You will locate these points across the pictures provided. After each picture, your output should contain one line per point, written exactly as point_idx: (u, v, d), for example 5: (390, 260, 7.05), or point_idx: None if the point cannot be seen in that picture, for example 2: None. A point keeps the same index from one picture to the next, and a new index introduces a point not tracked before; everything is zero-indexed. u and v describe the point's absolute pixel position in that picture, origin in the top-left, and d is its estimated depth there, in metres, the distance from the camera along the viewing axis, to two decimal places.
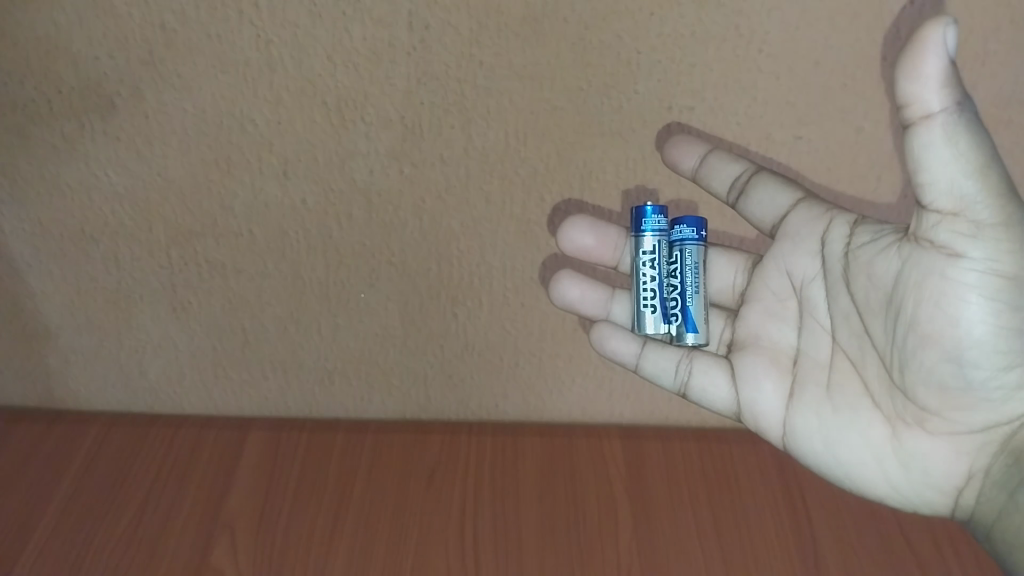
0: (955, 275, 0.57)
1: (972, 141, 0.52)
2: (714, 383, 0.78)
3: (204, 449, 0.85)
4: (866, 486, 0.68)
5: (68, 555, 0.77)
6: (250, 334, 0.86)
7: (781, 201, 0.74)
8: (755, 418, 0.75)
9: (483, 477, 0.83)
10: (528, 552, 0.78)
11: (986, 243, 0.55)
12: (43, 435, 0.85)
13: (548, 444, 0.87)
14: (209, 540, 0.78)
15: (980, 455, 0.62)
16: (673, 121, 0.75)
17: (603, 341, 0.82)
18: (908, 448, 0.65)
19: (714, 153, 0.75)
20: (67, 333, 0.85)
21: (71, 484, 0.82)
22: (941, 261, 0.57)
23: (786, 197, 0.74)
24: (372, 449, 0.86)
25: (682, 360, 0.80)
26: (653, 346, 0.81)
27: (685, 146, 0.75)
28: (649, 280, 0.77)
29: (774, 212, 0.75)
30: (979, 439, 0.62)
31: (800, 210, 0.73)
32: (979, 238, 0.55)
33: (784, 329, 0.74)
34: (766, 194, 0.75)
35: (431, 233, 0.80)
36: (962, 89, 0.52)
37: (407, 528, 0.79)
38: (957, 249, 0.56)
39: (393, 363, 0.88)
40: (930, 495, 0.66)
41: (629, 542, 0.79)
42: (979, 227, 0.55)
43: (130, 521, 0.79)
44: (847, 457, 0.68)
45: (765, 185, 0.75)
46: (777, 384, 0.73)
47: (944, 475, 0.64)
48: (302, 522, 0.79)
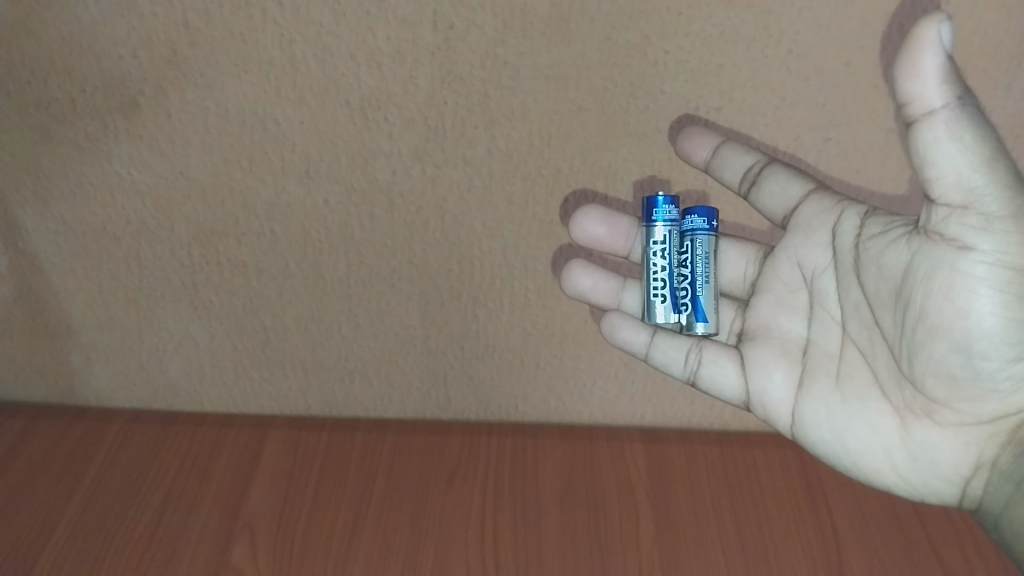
0: (965, 268, 0.55)
1: (977, 135, 0.52)
2: (724, 372, 0.77)
3: (224, 448, 0.85)
4: (875, 476, 0.67)
5: (89, 555, 0.77)
6: (270, 333, 0.85)
7: (793, 192, 0.72)
8: (764, 408, 0.73)
9: (502, 480, 0.83)
10: (547, 553, 0.78)
11: (995, 236, 0.54)
12: (65, 432, 0.86)
13: (568, 447, 0.87)
14: (228, 540, 0.78)
15: (988, 446, 0.61)
16: (686, 112, 0.74)
17: (614, 331, 0.81)
18: (916, 438, 0.64)
19: (727, 144, 0.73)
20: (89, 331, 0.85)
21: (92, 481, 0.82)
22: (951, 254, 0.56)
23: (798, 188, 0.72)
24: (390, 450, 0.85)
25: (692, 349, 0.78)
26: (664, 335, 0.79)
27: (698, 136, 0.73)
28: (660, 270, 0.76)
29: (785, 203, 0.73)
30: (989, 430, 0.61)
31: (812, 201, 0.71)
32: (989, 231, 0.54)
33: (794, 320, 0.72)
34: (778, 185, 0.73)
35: (453, 232, 0.79)
36: (961, 83, 0.52)
37: (427, 532, 0.79)
38: (966, 241, 0.55)
39: (413, 363, 0.87)
40: (939, 486, 0.64)
41: (649, 546, 0.78)
42: (988, 219, 0.54)
43: (151, 521, 0.79)
44: (855, 447, 0.67)
45: (776, 175, 0.73)
46: (787, 374, 0.71)
47: (952, 466, 0.63)
48: (321, 524, 0.79)
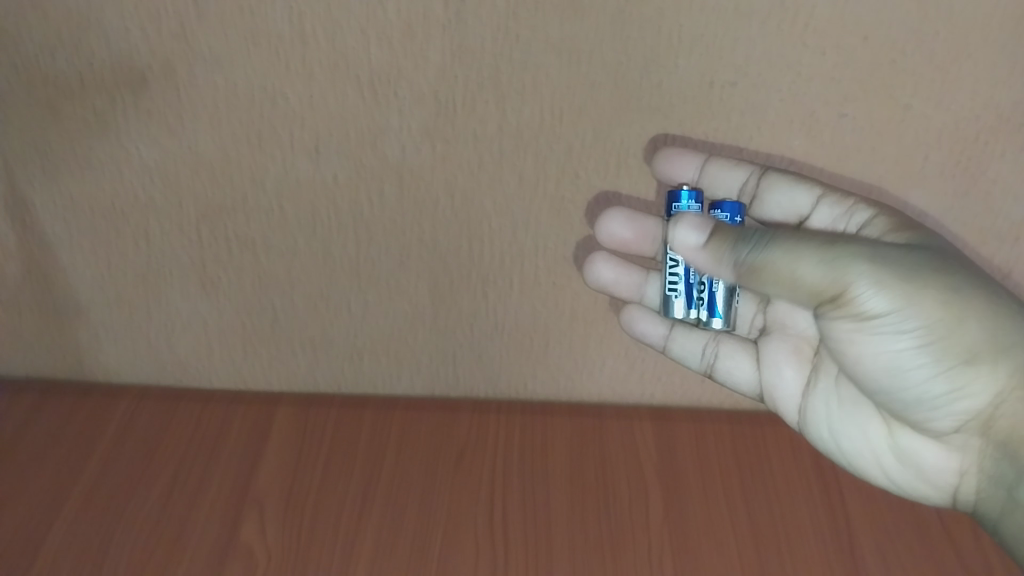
0: (853, 333, 0.66)
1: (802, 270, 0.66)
2: (740, 365, 0.83)
3: (233, 424, 0.85)
4: (869, 475, 0.73)
5: (98, 529, 0.76)
6: (279, 310, 0.85)
7: (796, 200, 0.78)
8: (774, 400, 0.80)
9: (511, 457, 0.83)
10: (558, 532, 0.77)
11: (864, 309, 0.64)
12: (75, 409, 0.86)
13: (578, 425, 0.87)
14: (238, 513, 0.77)
15: (969, 452, 0.66)
16: (661, 132, 0.75)
17: (632, 323, 0.83)
18: (902, 446, 0.69)
19: (712, 160, 0.75)
20: (97, 308, 0.85)
21: (103, 457, 0.82)
22: (835, 326, 0.67)
23: (801, 194, 0.77)
24: (400, 426, 0.86)
25: (709, 343, 0.84)
26: (681, 329, 0.83)
27: (675, 158, 0.74)
28: (677, 264, 0.75)
29: (795, 207, 0.78)
30: (965, 438, 0.66)
31: (822, 205, 0.76)
32: (857, 310, 0.64)
33: (808, 319, 0.78)
34: (780, 194, 0.78)
35: (463, 211, 0.79)
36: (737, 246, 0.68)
37: (436, 510, 0.78)
38: (845, 317, 0.65)
39: (422, 342, 0.87)
40: (930, 491, 0.70)
41: (660, 526, 0.78)
42: (849, 303, 0.64)
43: (159, 497, 0.79)
44: (849, 447, 0.73)
45: (780, 185, 0.77)
46: (797, 372, 0.78)
47: (940, 472, 0.68)
48: (330, 501, 0.78)
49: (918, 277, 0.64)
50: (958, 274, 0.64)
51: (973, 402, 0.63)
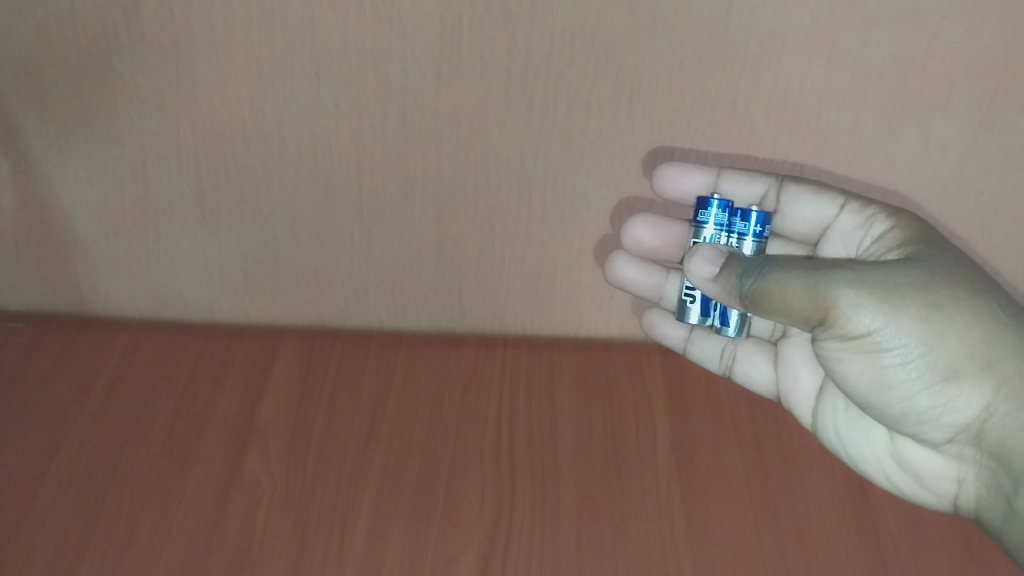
0: (847, 356, 0.66)
1: (797, 298, 0.65)
2: (757, 367, 0.84)
3: (237, 356, 0.85)
4: (874, 480, 0.74)
5: (102, 461, 0.75)
6: (281, 244, 0.83)
7: (823, 212, 0.76)
8: (789, 405, 0.81)
9: (518, 391, 0.83)
10: (565, 464, 0.77)
11: (855, 334, 0.64)
12: (76, 342, 0.85)
13: (585, 361, 0.87)
14: (244, 444, 0.77)
15: (966, 462, 0.67)
16: (660, 146, 0.76)
17: (653, 325, 0.87)
18: (903, 454, 0.70)
19: (725, 172, 0.76)
20: (95, 241, 0.83)
21: (105, 389, 0.81)
22: (829, 350, 0.67)
23: (826, 205, 0.76)
24: (407, 359, 0.86)
25: (727, 347, 0.85)
26: (699, 333, 0.85)
27: (687, 166, 0.75)
28: None
29: (820, 219, 0.77)
30: (960, 448, 0.66)
31: (846, 215, 0.75)
32: (848, 336, 0.64)
33: None
34: (807, 208, 0.77)
35: (469, 142, 0.76)
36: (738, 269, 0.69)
37: (443, 443, 0.78)
38: (837, 341, 0.65)
39: (427, 276, 0.85)
40: (931, 498, 0.70)
41: (667, 461, 0.78)
42: (841, 331, 0.64)
43: (163, 429, 0.78)
44: (855, 452, 0.75)
45: (798, 197, 0.76)
46: (814, 375, 0.79)
47: (940, 481, 0.69)
48: (336, 435, 0.78)
49: (902, 295, 0.63)
50: (944, 288, 0.64)
51: (961, 415, 0.64)
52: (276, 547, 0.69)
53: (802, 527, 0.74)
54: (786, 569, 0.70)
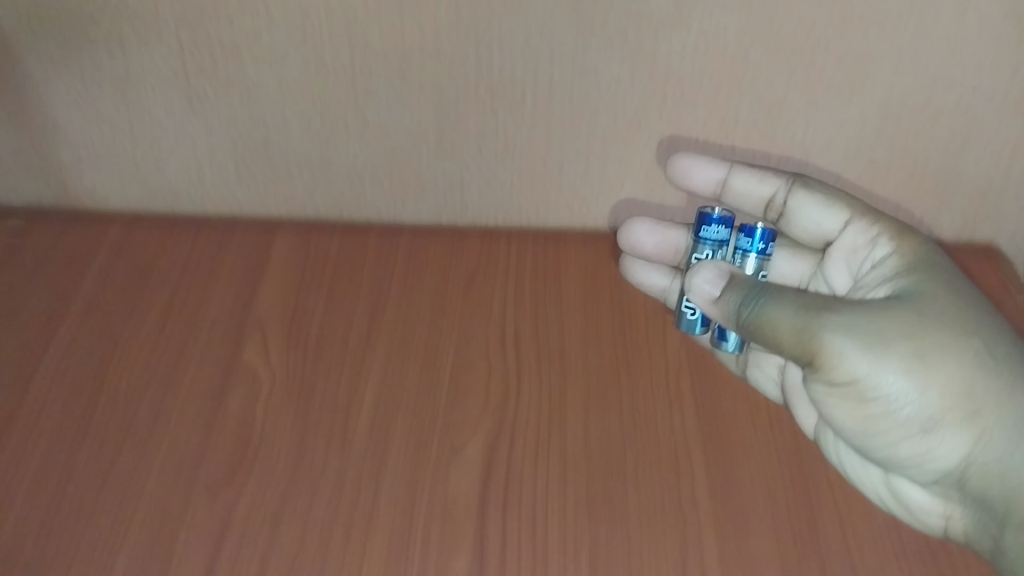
0: (832, 401, 0.64)
1: (785, 332, 0.64)
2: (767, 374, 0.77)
3: (231, 249, 0.81)
4: None
5: (96, 353, 0.72)
6: (272, 130, 0.78)
7: (826, 220, 0.77)
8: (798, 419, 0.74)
9: (523, 283, 0.80)
10: (572, 355, 0.75)
11: (838, 378, 0.62)
12: (62, 235, 0.82)
13: (593, 253, 0.84)
14: (240, 336, 0.74)
15: (952, 495, 0.65)
16: (670, 136, 0.78)
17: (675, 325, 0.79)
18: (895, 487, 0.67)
19: (737, 169, 0.77)
20: (76, 127, 0.79)
21: (96, 282, 0.78)
22: (815, 392, 0.66)
23: (831, 215, 0.77)
24: (407, 251, 0.82)
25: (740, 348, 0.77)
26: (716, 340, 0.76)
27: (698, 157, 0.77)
28: None
29: (823, 226, 0.78)
30: (947, 483, 0.65)
31: (852, 228, 0.76)
32: (832, 379, 0.63)
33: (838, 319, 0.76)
34: (814, 214, 0.77)
35: (469, 13, 0.70)
36: (736, 287, 0.69)
37: (446, 335, 0.75)
38: (823, 383, 0.64)
39: (427, 164, 0.80)
40: None
41: (677, 350, 0.76)
42: (825, 374, 0.63)
43: (157, 321, 0.75)
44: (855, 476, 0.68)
45: (806, 201, 0.76)
46: None
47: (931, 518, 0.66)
48: (334, 330, 0.75)
49: (893, 342, 0.61)
50: (940, 337, 0.62)
51: (944, 461, 0.63)
52: (277, 436, 0.67)
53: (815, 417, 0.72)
54: (798, 456, 0.69)
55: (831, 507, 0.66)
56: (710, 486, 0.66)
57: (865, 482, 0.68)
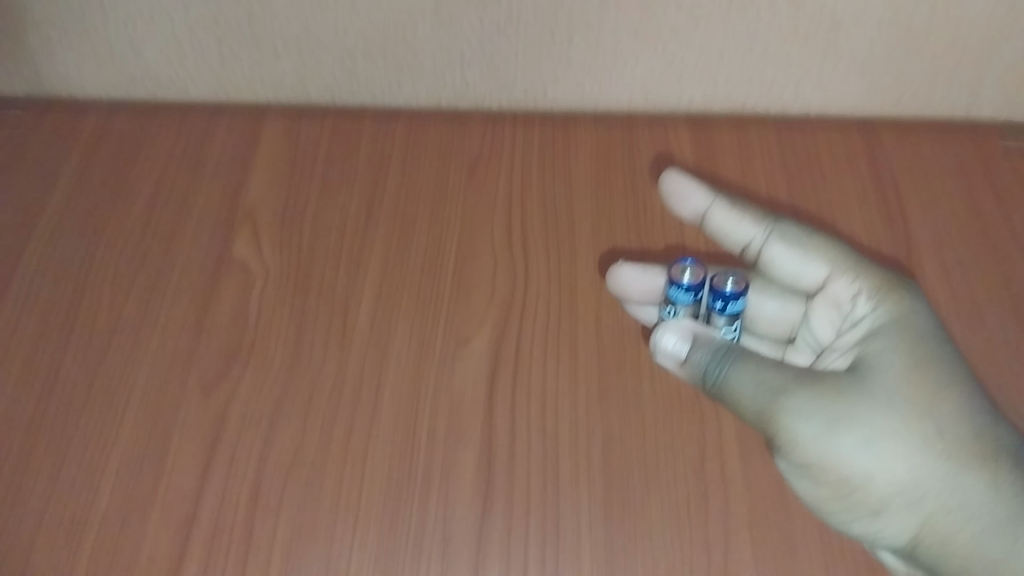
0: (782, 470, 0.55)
1: (737, 394, 0.54)
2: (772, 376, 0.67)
3: (217, 137, 0.76)
4: None
5: (79, 248, 0.68)
6: (253, 4, 0.69)
7: (806, 270, 0.63)
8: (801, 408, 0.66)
9: (529, 170, 0.75)
10: (583, 245, 0.70)
11: (784, 450, 0.53)
12: (39, 122, 0.77)
13: (605, 135, 0.78)
14: (230, 229, 0.69)
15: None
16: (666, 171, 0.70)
17: None
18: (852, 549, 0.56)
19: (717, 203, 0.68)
20: (40, 5, 0.70)
21: (76, 173, 0.73)
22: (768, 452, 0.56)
23: (810, 265, 0.63)
24: (406, 136, 0.77)
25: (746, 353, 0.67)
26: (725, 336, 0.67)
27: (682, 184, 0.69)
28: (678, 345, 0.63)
29: (799, 275, 0.64)
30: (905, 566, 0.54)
31: (837, 281, 0.62)
32: (780, 450, 0.53)
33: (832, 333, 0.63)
34: (791, 260, 0.64)
35: None
36: (710, 350, 0.56)
37: (448, 224, 0.70)
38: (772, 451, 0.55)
39: (424, 40, 0.72)
40: None
41: (695, 236, 0.71)
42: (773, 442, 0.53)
43: (141, 214, 0.70)
44: None
45: (782, 254, 0.64)
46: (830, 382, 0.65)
47: None
48: (328, 224, 0.70)
49: (842, 431, 0.52)
50: (905, 430, 0.52)
51: (892, 546, 0.53)
52: (274, 338, 0.63)
53: None
54: None
55: None
56: None
57: None
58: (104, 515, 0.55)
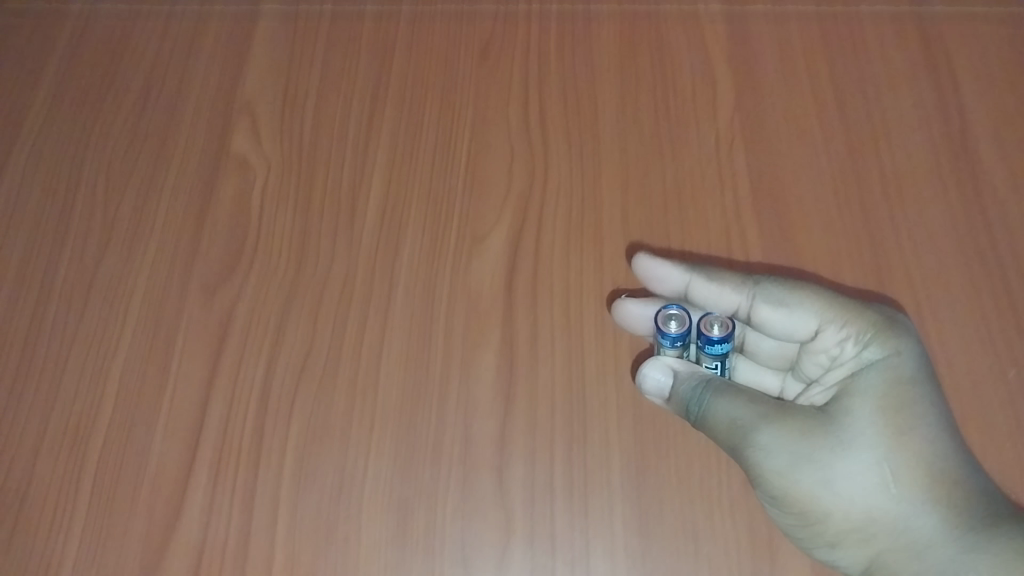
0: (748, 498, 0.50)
1: (708, 421, 0.49)
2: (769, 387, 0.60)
3: (208, 28, 0.69)
4: None
5: (67, 154, 0.63)
6: None
7: (793, 322, 0.53)
8: None
9: (547, 54, 0.68)
10: (607, 135, 0.64)
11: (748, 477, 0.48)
12: (17, 15, 0.71)
13: (629, 13, 0.70)
14: (225, 132, 0.64)
15: None
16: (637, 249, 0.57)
17: None
18: None
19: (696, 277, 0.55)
20: None
21: (59, 71, 0.67)
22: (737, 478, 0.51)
23: (795, 317, 0.53)
24: (410, 21, 0.70)
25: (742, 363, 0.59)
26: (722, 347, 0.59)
27: (655, 268, 0.55)
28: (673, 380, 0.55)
29: (791, 328, 0.53)
30: None
31: (826, 325, 0.52)
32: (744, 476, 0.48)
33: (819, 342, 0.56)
34: (778, 316, 0.53)
35: None
36: (694, 386, 0.50)
37: (459, 118, 0.65)
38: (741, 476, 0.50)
39: None
40: None
41: (729, 122, 0.65)
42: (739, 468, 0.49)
43: (131, 117, 0.65)
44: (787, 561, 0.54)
45: (769, 315, 0.53)
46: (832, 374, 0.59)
47: None
48: (330, 122, 0.65)
49: (800, 469, 0.46)
50: (870, 475, 0.46)
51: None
52: (277, 245, 0.59)
53: (889, 186, 0.62)
54: (869, 227, 0.61)
55: (905, 284, 0.58)
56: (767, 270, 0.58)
57: (947, 253, 0.59)
58: (106, 435, 0.52)
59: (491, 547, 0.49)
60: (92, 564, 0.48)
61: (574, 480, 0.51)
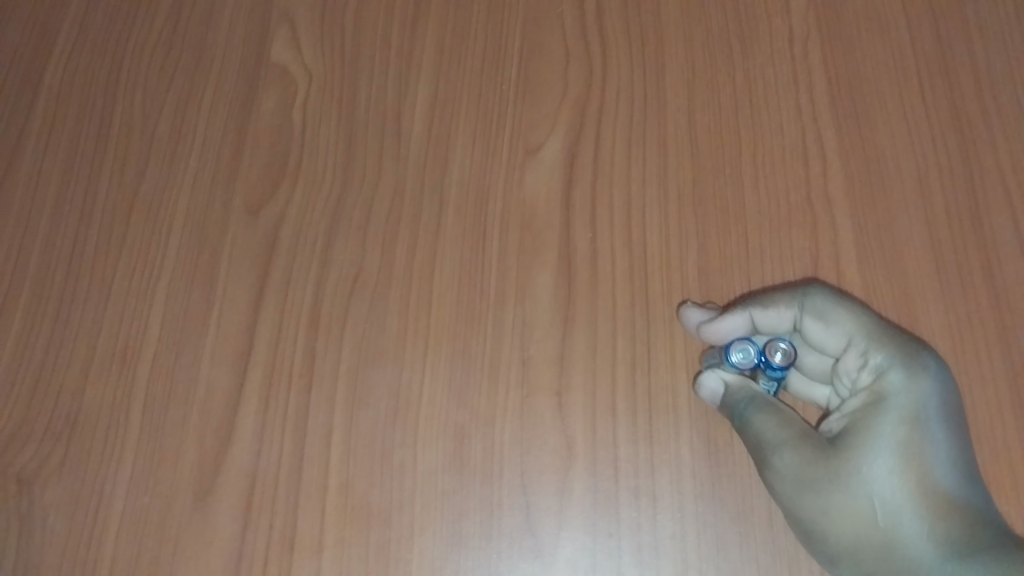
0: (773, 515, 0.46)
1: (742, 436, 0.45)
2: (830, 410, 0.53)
3: None
4: None
5: (101, 70, 0.60)
6: None
7: (830, 329, 0.45)
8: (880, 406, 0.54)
9: None
10: (670, 36, 0.59)
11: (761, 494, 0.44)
12: None
13: None
14: (262, 44, 0.60)
15: None
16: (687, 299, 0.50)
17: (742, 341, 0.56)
18: None
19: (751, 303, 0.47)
20: None
21: None
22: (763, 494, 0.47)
23: (829, 323, 0.45)
24: None
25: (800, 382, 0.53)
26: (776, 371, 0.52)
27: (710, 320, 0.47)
28: None
29: (832, 334, 0.46)
30: None
31: (854, 332, 0.45)
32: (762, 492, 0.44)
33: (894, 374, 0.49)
34: (820, 324, 0.46)
35: None
36: (743, 400, 0.45)
37: (508, 21, 0.60)
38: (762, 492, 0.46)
39: None
40: None
41: (805, 18, 0.59)
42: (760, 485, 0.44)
43: (165, 28, 0.61)
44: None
45: (813, 323, 0.46)
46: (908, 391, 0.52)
47: None
48: (371, 30, 0.60)
49: (802, 495, 0.42)
50: (864, 507, 0.40)
51: None
52: (319, 165, 0.56)
53: (984, 84, 0.56)
54: (960, 131, 0.55)
55: (999, 195, 0.53)
56: (847, 178, 0.54)
57: None
58: (154, 363, 0.51)
59: (552, 477, 0.47)
60: (146, 491, 0.48)
61: (638, 405, 0.48)
